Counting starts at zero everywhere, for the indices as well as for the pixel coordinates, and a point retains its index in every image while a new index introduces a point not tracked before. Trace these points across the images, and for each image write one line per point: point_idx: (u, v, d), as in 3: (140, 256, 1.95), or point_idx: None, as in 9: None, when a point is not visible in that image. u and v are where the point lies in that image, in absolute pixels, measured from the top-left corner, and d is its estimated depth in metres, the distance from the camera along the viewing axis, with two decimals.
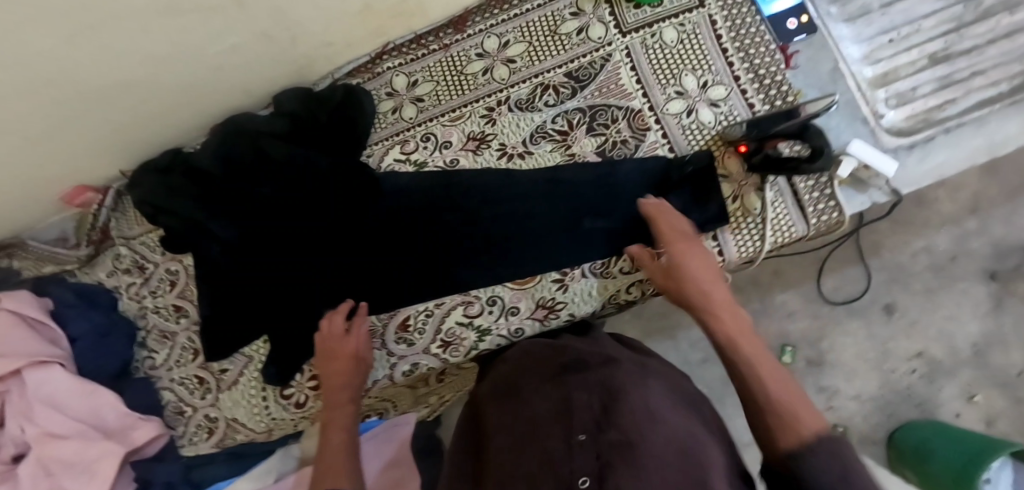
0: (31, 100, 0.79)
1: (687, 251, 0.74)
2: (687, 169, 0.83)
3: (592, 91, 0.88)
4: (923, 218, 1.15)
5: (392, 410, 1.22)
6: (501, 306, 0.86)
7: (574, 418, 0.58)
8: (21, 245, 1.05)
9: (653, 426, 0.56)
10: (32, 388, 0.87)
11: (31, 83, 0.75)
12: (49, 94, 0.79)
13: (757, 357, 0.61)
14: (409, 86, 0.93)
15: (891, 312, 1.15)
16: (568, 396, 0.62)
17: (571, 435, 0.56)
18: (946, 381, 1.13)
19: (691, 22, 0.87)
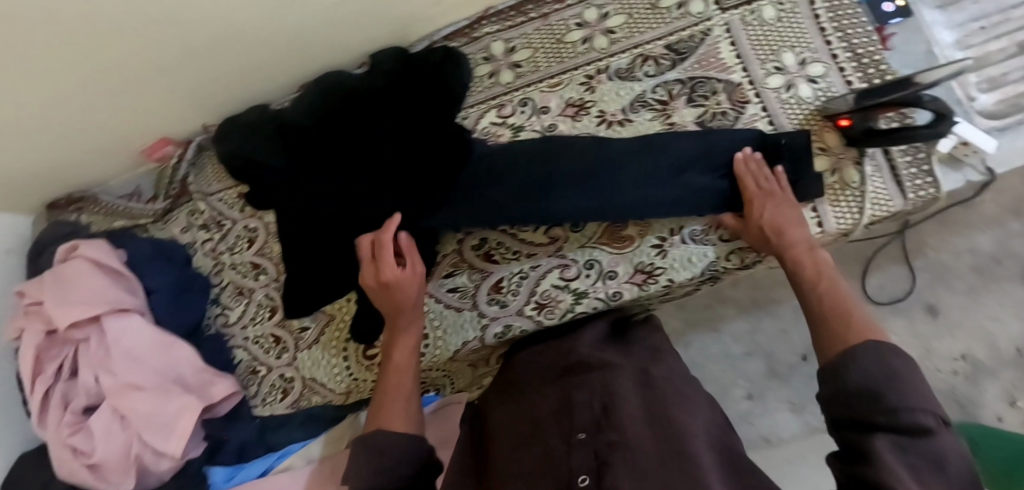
0: (141, 41, 0.78)
1: (781, 205, 0.76)
2: (776, 143, 0.81)
3: (693, 63, 0.89)
4: (966, 219, 1.15)
5: (449, 387, 1.17)
6: (598, 270, 0.86)
7: (574, 419, 0.61)
8: (92, 199, 1.05)
9: (649, 428, 0.59)
10: (111, 336, 0.84)
11: (136, 20, 0.74)
12: (150, 36, 0.77)
13: (833, 291, 0.66)
14: (507, 52, 0.94)
15: (934, 312, 1.15)
16: (569, 397, 0.65)
17: (571, 434, 0.60)
18: (989, 382, 1.12)
19: (790, 1, 0.90)
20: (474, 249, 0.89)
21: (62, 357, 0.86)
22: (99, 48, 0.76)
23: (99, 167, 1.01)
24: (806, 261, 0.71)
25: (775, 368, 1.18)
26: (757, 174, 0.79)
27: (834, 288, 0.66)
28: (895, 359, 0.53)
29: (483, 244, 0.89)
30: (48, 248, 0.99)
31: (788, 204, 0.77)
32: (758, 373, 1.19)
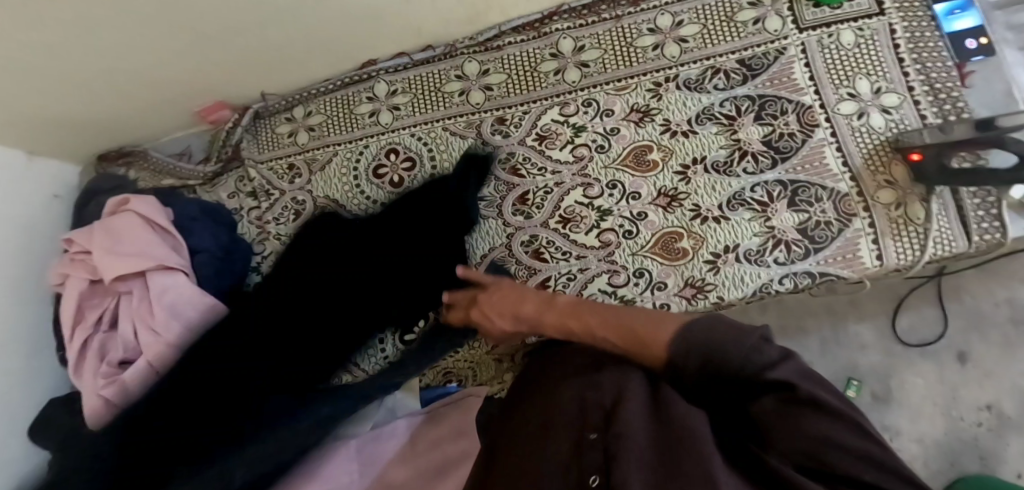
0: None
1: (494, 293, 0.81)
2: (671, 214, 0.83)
3: (764, 81, 0.88)
4: (1011, 267, 1.10)
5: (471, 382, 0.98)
6: (647, 280, 0.84)
7: (586, 417, 0.59)
8: (143, 154, 1.05)
9: (655, 423, 0.56)
10: (155, 292, 0.84)
11: None
12: None
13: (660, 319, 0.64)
14: (576, 50, 0.92)
15: (965, 360, 1.09)
16: (584, 397, 0.62)
17: (583, 433, 0.57)
18: (1016, 437, 1.04)
19: (871, 28, 0.88)
20: (524, 246, 0.88)
21: (103, 308, 0.86)
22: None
23: (156, 122, 1.01)
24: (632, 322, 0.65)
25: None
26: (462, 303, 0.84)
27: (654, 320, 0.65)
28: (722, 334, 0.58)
29: (534, 241, 0.88)
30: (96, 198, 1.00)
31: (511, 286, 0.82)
32: None
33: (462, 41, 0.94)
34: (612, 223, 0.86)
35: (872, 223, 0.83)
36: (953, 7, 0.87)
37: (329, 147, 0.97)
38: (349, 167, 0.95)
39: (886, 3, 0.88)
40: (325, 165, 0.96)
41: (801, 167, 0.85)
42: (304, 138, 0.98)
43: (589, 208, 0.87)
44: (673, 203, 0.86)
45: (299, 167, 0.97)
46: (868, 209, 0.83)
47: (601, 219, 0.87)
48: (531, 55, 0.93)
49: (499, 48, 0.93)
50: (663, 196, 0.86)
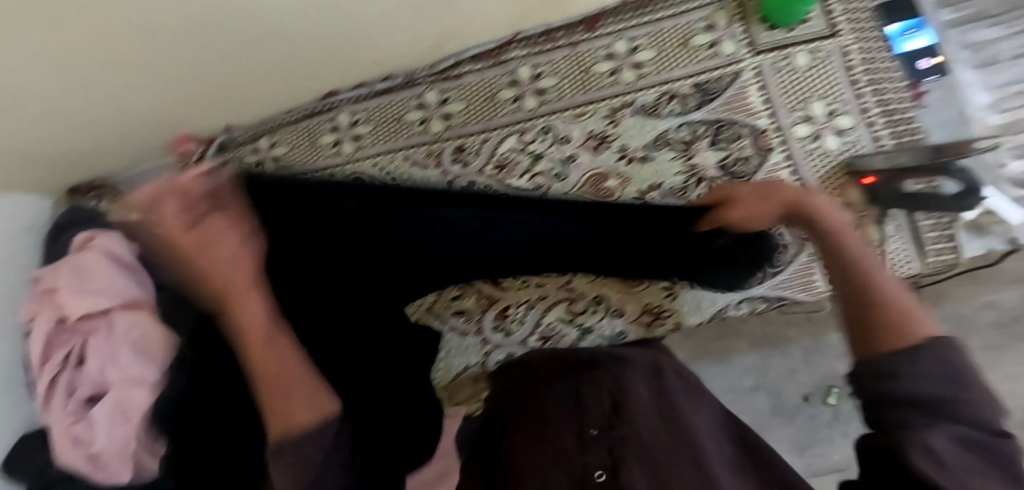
0: (170, 41, 0.77)
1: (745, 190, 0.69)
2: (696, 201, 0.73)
3: (720, 105, 0.89)
4: (989, 275, 1.08)
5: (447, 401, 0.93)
6: (606, 306, 0.85)
7: (585, 415, 0.64)
8: (112, 190, 1.07)
9: (643, 422, 0.62)
10: (120, 331, 0.85)
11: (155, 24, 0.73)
12: (167, 41, 0.76)
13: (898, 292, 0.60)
14: (533, 77, 0.93)
15: None
16: (578, 394, 0.67)
17: (584, 431, 0.62)
18: None
19: (824, 50, 0.87)
20: (483, 274, 0.88)
21: (70, 345, 0.87)
22: (125, 43, 0.75)
23: (122, 155, 1.02)
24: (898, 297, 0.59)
25: (778, 408, 1.21)
26: (736, 211, 0.68)
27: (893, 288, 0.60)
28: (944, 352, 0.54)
29: None
30: (65, 233, 1.00)
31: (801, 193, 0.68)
32: (762, 409, 1.21)
33: (420, 70, 0.94)
34: None
35: None
36: (906, 27, 0.87)
37: (296, 177, 0.98)
38: None
39: (840, 24, 0.87)
40: None
41: None
42: (269, 169, 0.99)
43: None
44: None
45: None
46: None
47: None
48: (489, 83, 0.94)
49: (458, 76, 0.94)
50: None
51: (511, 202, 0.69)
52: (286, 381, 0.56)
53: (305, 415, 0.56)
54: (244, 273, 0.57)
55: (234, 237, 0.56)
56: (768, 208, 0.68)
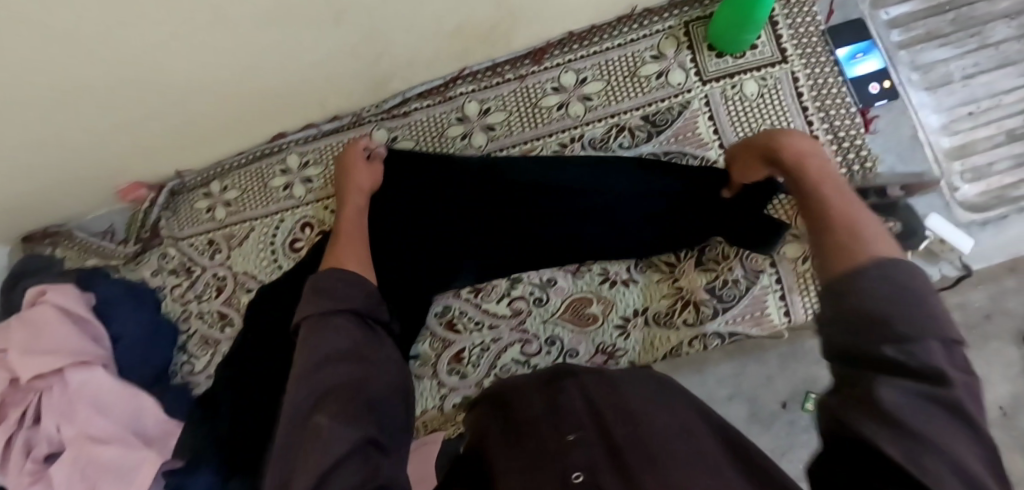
0: (109, 96, 0.74)
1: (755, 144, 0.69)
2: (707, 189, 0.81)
3: (669, 137, 0.87)
4: None
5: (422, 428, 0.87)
6: (560, 347, 0.85)
7: (562, 421, 0.60)
8: (66, 235, 1.02)
9: (623, 428, 0.58)
10: (74, 388, 0.85)
11: (89, 81, 0.70)
12: (105, 96, 0.74)
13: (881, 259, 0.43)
14: (481, 113, 0.92)
15: None
16: (557, 401, 0.65)
17: (561, 434, 0.58)
18: None
19: (773, 77, 0.86)
20: (437, 317, 0.88)
21: (26, 404, 0.86)
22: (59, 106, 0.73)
23: (71, 208, 0.98)
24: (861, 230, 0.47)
25: (757, 412, 0.93)
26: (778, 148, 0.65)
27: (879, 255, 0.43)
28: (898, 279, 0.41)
29: (447, 312, 0.88)
30: (15, 290, 0.97)
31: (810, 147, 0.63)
32: None
33: (368, 110, 0.93)
34: (522, 291, 0.87)
35: (779, 279, 0.82)
36: (855, 51, 0.86)
37: (244, 222, 0.96)
38: (264, 243, 0.95)
39: (788, 50, 0.86)
40: (242, 241, 0.96)
41: None
42: (221, 214, 0.97)
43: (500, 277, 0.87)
44: (582, 268, 0.86)
45: (218, 242, 0.97)
46: (773, 264, 0.83)
47: (511, 287, 0.87)
48: (437, 120, 0.92)
49: (406, 114, 0.93)
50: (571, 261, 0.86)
51: (552, 167, 0.86)
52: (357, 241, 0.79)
53: (358, 267, 0.74)
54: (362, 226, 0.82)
55: (370, 170, 0.86)
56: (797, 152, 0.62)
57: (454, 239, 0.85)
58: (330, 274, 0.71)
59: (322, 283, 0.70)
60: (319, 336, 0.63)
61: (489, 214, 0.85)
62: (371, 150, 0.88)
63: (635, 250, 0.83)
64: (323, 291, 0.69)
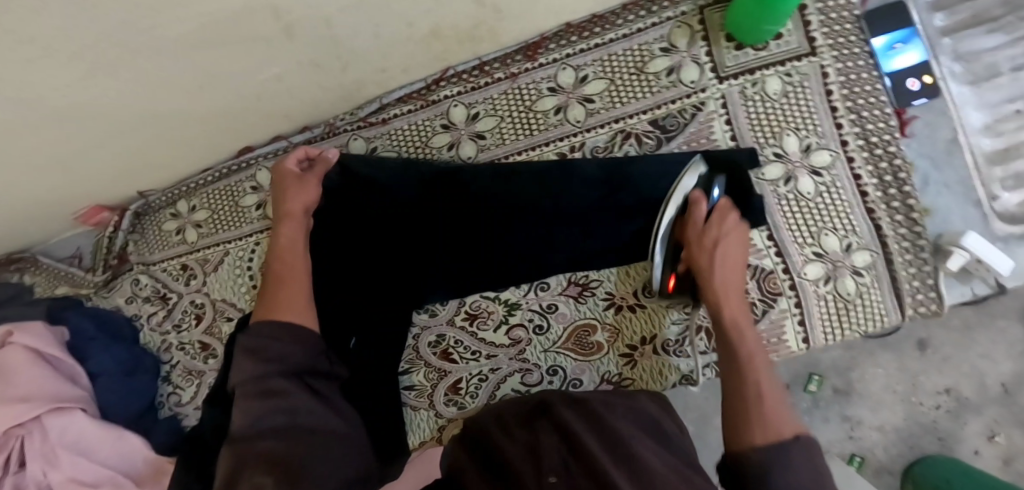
0: (44, 127, 0.65)
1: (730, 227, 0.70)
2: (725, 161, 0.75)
3: (681, 145, 0.78)
4: None
5: (425, 442, 0.83)
6: (562, 376, 0.80)
7: (542, 461, 0.57)
8: (32, 260, 0.92)
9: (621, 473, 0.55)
10: (56, 435, 0.79)
11: (15, 116, 0.61)
12: (39, 127, 0.65)
13: (738, 320, 0.66)
14: (469, 119, 0.82)
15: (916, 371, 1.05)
16: (535, 440, 0.61)
17: (541, 477, 0.55)
18: None
19: (799, 72, 0.76)
20: (430, 346, 0.83)
21: (8, 451, 0.80)
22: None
23: (28, 235, 0.88)
24: (733, 286, 0.68)
25: None
26: (694, 225, 0.71)
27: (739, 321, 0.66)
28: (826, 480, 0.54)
29: (441, 341, 0.83)
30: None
31: (737, 234, 0.70)
32: None
33: (341, 118, 0.84)
34: (521, 318, 0.81)
35: (799, 303, 0.76)
36: (894, 40, 0.75)
37: (218, 246, 0.88)
38: (241, 269, 0.88)
39: (817, 41, 0.76)
40: (217, 265, 0.88)
41: None
42: (191, 236, 0.89)
43: (496, 302, 0.81)
44: (585, 293, 0.80)
45: (192, 267, 0.89)
46: (793, 286, 0.76)
47: (509, 314, 0.81)
48: (420, 128, 0.83)
49: (384, 122, 0.83)
50: (573, 285, 0.80)
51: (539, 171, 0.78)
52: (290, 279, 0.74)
53: (299, 317, 0.69)
54: (298, 258, 0.76)
55: (304, 188, 0.77)
56: (717, 237, 0.70)
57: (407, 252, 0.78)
58: (256, 330, 0.66)
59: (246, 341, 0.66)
60: (267, 401, 0.60)
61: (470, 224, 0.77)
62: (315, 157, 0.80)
63: (641, 258, 0.77)
64: (252, 351, 0.65)
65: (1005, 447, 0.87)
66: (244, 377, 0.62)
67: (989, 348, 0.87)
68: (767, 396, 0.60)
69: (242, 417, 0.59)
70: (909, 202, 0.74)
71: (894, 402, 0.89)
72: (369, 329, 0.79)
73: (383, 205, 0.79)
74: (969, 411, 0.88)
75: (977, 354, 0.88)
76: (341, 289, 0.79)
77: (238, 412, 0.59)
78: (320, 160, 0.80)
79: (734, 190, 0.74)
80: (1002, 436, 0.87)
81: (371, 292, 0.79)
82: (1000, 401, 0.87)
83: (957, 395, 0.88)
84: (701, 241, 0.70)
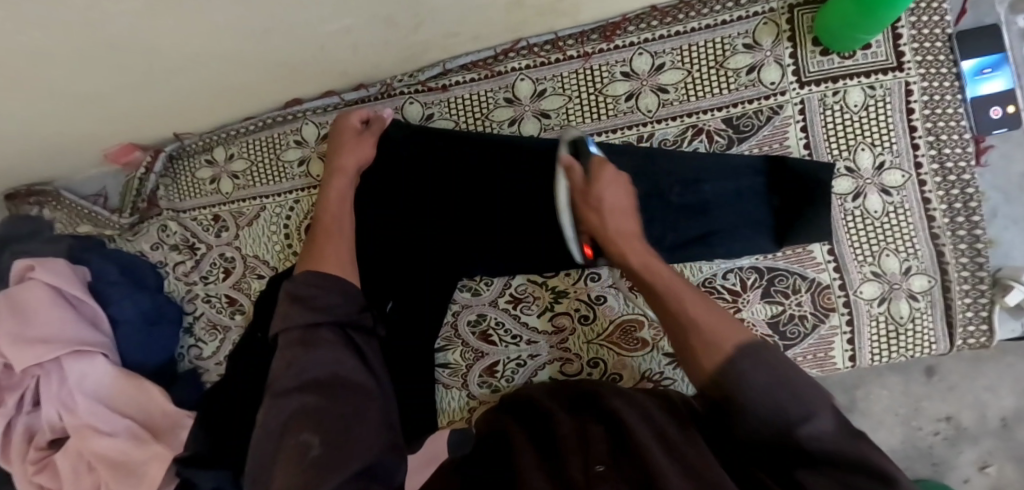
0: (93, 55, 0.60)
1: (604, 175, 0.67)
2: (803, 172, 0.73)
3: (751, 148, 0.76)
4: None
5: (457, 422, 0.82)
6: (602, 369, 0.79)
7: (590, 448, 0.55)
8: (53, 195, 0.88)
9: (671, 455, 0.52)
10: (73, 380, 0.76)
11: (65, 38, 0.56)
12: (85, 53, 0.60)
13: (644, 263, 0.63)
14: (535, 96, 0.78)
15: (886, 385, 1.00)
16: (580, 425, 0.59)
17: (588, 465, 0.53)
18: None
19: (883, 86, 0.74)
20: (470, 325, 0.81)
21: (22, 389, 0.77)
22: (19, 57, 0.57)
23: (52, 167, 0.84)
24: (625, 232, 0.66)
25: None
26: (576, 185, 0.68)
27: (648, 263, 0.63)
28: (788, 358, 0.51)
29: (482, 321, 0.80)
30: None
31: (617, 184, 0.67)
32: None
33: (399, 79, 0.80)
34: (567, 306, 0.79)
35: (850, 321, 0.75)
36: (982, 65, 0.73)
37: (255, 199, 0.85)
38: (278, 225, 0.84)
39: (906, 55, 0.73)
40: (252, 219, 0.85)
41: (783, 253, 0.76)
42: (228, 186, 0.85)
43: (543, 288, 0.79)
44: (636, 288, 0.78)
45: (225, 219, 0.85)
46: (848, 304, 0.75)
47: (556, 301, 0.79)
48: (482, 99, 0.79)
49: (445, 89, 0.79)
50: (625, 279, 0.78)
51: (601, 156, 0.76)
52: (346, 219, 0.75)
53: (338, 269, 0.69)
54: (347, 211, 0.76)
55: (361, 146, 0.76)
56: (597, 194, 0.66)
57: (469, 228, 0.77)
58: (302, 279, 0.67)
59: (298, 287, 0.67)
60: (305, 352, 0.62)
61: (528, 201, 0.76)
62: (369, 118, 0.78)
63: (698, 260, 0.76)
64: (302, 299, 0.66)
65: (995, 478, 0.88)
66: (288, 324, 0.64)
67: (995, 381, 0.87)
68: (700, 316, 0.56)
69: (284, 370, 0.61)
70: (976, 232, 0.74)
71: (894, 423, 0.90)
72: (409, 297, 0.79)
73: (442, 177, 0.78)
74: (966, 441, 0.89)
75: (980, 386, 0.88)
76: (385, 254, 0.78)
77: (280, 363, 0.62)
78: (362, 117, 0.78)
79: (805, 204, 0.73)
80: (993, 467, 0.88)
81: (416, 261, 0.78)
82: (997, 434, 0.87)
83: (956, 424, 0.88)
84: (590, 201, 0.67)
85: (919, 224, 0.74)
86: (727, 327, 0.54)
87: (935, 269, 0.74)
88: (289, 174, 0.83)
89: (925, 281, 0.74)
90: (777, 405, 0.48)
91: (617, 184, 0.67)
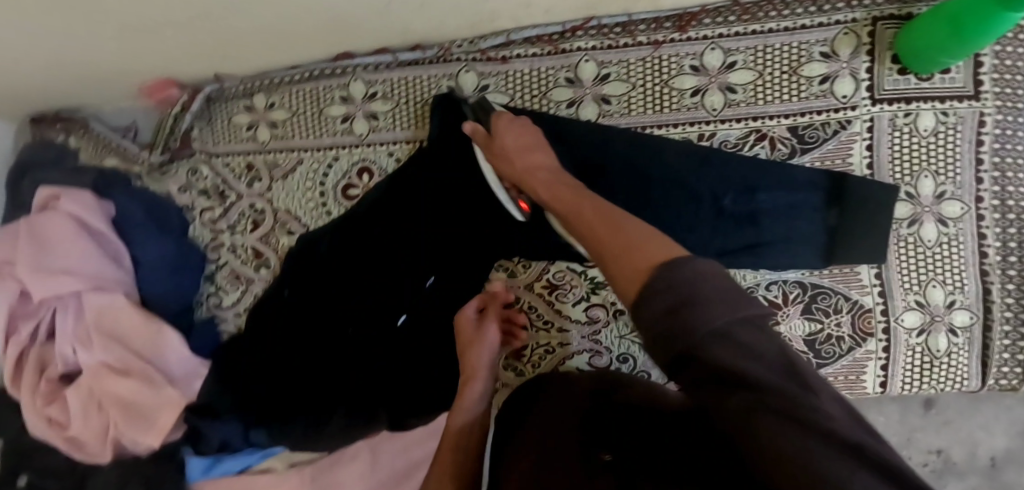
0: None
1: (506, 124, 0.70)
2: (862, 195, 0.71)
3: (813, 160, 0.74)
4: None
5: None
6: (631, 365, 0.78)
7: (606, 438, 0.51)
8: (81, 124, 0.85)
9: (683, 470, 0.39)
10: (93, 316, 0.75)
11: None
12: None
13: (546, 186, 0.64)
14: (598, 79, 0.75)
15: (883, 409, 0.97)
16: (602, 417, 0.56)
17: (596, 455, 0.49)
18: None
19: (956, 113, 0.72)
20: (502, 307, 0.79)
21: (38, 319, 0.75)
22: None
23: (84, 94, 0.80)
24: (540, 168, 0.67)
25: None
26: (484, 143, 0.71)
27: (556, 193, 0.62)
28: (720, 267, 0.37)
29: (514, 303, 0.79)
30: (18, 184, 0.83)
31: (518, 128, 0.70)
32: None
33: (459, 45, 0.76)
34: (603, 298, 0.77)
35: (887, 348, 0.75)
36: None
37: (292, 152, 0.81)
38: (314, 182, 0.81)
39: (984, 85, 0.71)
40: (288, 172, 0.82)
41: (829, 271, 0.74)
42: (265, 135, 0.82)
43: (580, 278, 0.77)
44: None
45: (259, 168, 0.82)
46: (886, 330, 0.75)
47: (593, 292, 0.77)
48: (542, 76, 0.76)
49: (505, 60, 0.76)
50: None
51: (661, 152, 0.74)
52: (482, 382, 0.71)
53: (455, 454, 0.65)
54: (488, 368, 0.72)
55: (486, 323, 0.74)
56: (500, 143, 0.69)
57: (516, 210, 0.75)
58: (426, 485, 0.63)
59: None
60: None
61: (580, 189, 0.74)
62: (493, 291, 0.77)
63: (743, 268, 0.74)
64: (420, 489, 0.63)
65: None
66: None
67: (990, 421, 0.87)
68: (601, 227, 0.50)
69: None
70: None
71: None
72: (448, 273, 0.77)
73: None
74: (953, 476, 0.88)
75: (977, 425, 0.87)
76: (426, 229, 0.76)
77: None
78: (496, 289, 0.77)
79: (857, 226, 0.72)
80: None
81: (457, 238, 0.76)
82: (983, 473, 0.87)
83: (946, 458, 0.88)
84: (499, 154, 0.70)
85: (971, 258, 0.73)
86: (643, 246, 0.43)
87: (980, 305, 0.74)
88: (332, 130, 0.80)
89: (966, 316, 0.74)
90: (680, 318, 0.34)
91: (513, 128, 0.70)
